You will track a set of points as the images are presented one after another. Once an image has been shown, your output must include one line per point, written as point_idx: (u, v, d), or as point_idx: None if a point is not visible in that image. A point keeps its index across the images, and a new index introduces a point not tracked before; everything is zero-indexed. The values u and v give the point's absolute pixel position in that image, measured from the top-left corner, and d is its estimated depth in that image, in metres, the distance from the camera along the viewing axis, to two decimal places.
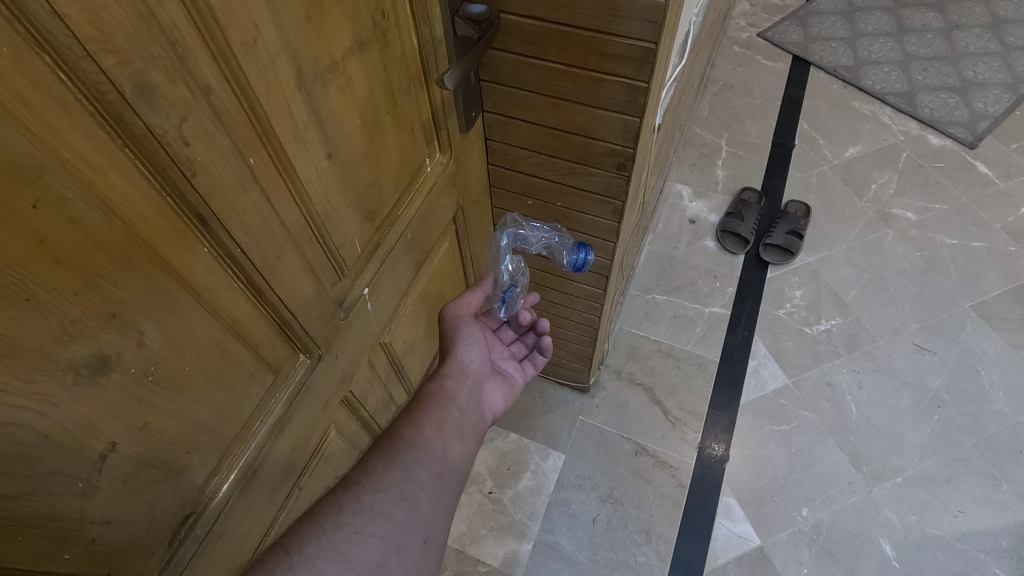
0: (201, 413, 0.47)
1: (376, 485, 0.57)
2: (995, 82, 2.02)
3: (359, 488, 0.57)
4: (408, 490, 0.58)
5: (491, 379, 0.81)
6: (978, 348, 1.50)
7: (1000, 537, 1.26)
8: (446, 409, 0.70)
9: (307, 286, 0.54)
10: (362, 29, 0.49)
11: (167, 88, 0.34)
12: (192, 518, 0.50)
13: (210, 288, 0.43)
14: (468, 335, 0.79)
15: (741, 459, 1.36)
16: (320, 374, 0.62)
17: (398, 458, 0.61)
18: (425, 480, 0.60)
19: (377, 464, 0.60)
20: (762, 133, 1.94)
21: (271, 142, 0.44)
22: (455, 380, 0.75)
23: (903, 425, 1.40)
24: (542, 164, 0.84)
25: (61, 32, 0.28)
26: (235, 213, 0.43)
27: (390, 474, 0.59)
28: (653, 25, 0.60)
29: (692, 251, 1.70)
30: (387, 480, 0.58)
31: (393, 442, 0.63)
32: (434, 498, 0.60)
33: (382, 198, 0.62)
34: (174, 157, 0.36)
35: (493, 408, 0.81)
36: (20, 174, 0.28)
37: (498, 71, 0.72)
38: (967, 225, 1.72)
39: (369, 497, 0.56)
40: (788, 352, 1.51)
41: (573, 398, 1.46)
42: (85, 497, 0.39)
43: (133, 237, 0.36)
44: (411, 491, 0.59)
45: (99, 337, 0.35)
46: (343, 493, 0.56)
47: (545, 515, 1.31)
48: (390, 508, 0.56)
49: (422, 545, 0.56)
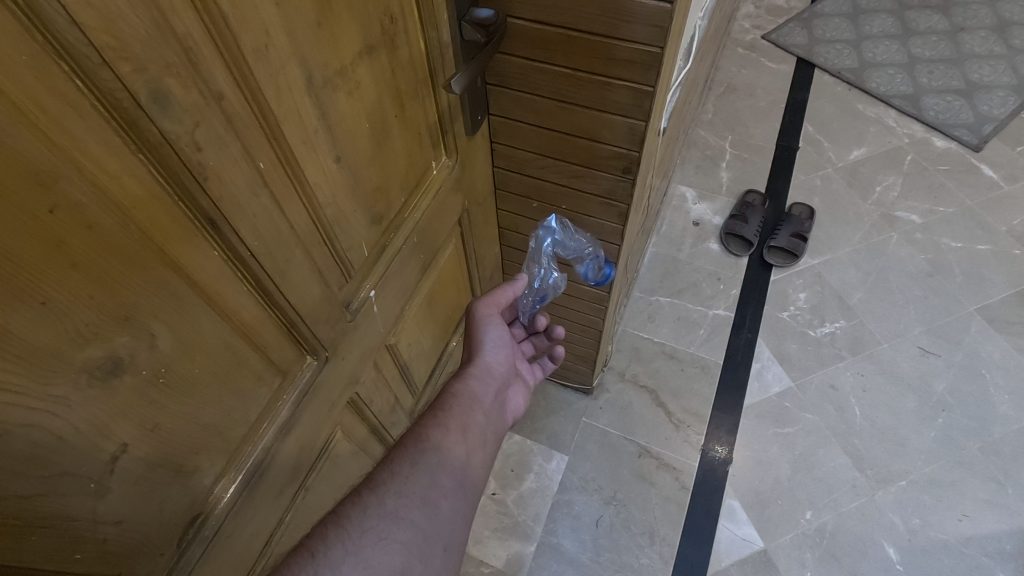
0: (210, 415, 0.47)
1: (401, 488, 0.58)
2: (1000, 85, 2.01)
3: (384, 490, 0.57)
4: (431, 496, 0.58)
5: (514, 383, 0.82)
6: (982, 351, 1.50)
7: (1005, 541, 1.26)
8: (472, 412, 0.70)
9: (315, 288, 0.55)
10: (371, 34, 0.50)
11: (181, 94, 0.34)
12: (200, 518, 0.51)
13: (221, 291, 0.44)
14: (494, 335, 0.80)
15: (745, 462, 1.36)
16: (327, 376, 0.62)
17: (423, 462, 0.61)
18: (449, 487, 0.60)
19: (403, 466, 0.60)
20: (767, 136, 1.94)
21: (280, 147, 0.44)
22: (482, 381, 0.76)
23: (907, 429, 1.39)
24: (547, 167, 0.84)
25: (79, 40, 0.28)
26: (245, 217, 0.43)
27: (415, 480, 0.59)
28: (659, 30, 0.60)
29: (696, 253, 1.70)
30: (411, 484, 0.58)
31: (418, 443, 0.63)
32: (456, 505, 0.60)
33: (389, 201, 0.63)
34: (187, 163, 0.36)
35: (514, 413, 0.81)
36: (37, 181, 0.29)
37: (504, 75, 0.72)
38: (972, 228, 1.71)
39: (393, 501, 0.56)
40: (792, 355, 1.51)
41: (576, 400, 1.46)
42: (97, 497, 0.39)
43: (146, 242, 0.36)
44: (433, 497, 0.58)
45: (113, 340, 0.36)
46: (367, 495, 0.56)
47: (549, 516, 1.31)
48: (414, 515, 0.56)
49: (444, 553, 0.56)
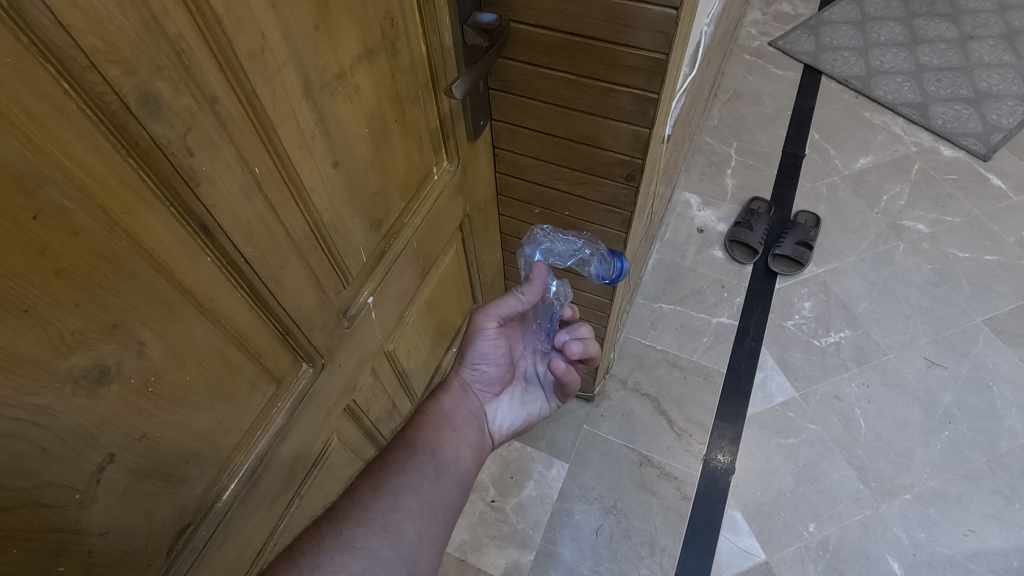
0: (201, 423, 0.46)
1: (362, 517, 0.58)
2: (1010, 94, 2.00)
3: (344, 521, 0.57)
4: (393, 521, 0.59)
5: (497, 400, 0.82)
6: (990, 363, 1.48)
7: (1011, 557, 1.23)
8: (442, 431, 0.71)
9: (312, 294, 0.54)
10: (371, 38, 0.49)
11: (172, 98, 0.34)
12: (191, 529, 0.50)
13: (212, 297, 0.43)
14: (480, 351, 0.79)
15: (747, 472, 1.34)
16: (323, 383, 0.61)
17: (387, 486, 0.62)
18: (413, 509, 0.61)
19: (364, 493, 0.61)
20: (773, 142, 1.93)
21: (276, 152, 0.43)
22: (453, 397, 0.77)
23: (912, 441, 1.38)
24: (549, 174, 0.83)
25: (65, 43, 0.27)
26: (238, 223, 0.42)
27: (376, 505, 0.60)
28: (664, 36, 0.59)
29: (700, 260, 1.68)
30: (373, 511, 0.59)
31: (384, 467, 0.64)
32: (421, 527, 0.60)
33: (388, 206, 0.62)
34: (179, 168, 0.36)
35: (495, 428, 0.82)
36: (20, 186, 0.28)
37: (507, 80, 0.72)
38: (980, 239, 1.69)
39: (350, 532, 0.56)
40: (796, 364, 1.49)
41: (578, 407, 1.45)
42: (82, 508, 0.39)
43: (136, 248, 0.35)
44: (396, 523, 0.59)
45: (99, 348, 0.35)
46: (326, 526, 0.57)
47: (548, 525, 1.30)
48: (373, 544, 0.56)
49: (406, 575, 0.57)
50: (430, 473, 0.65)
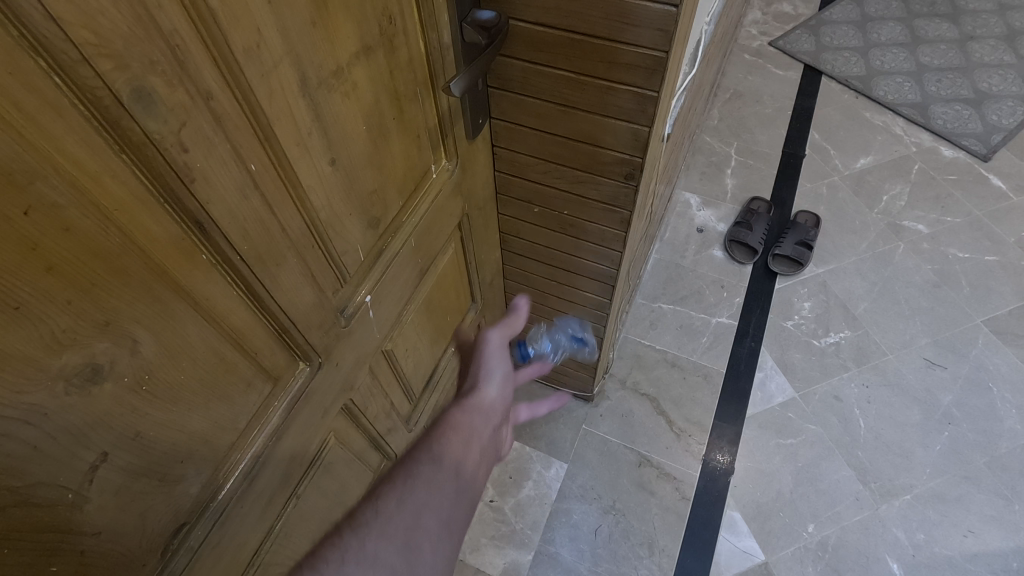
0: (196, 422, 0.46)
1: (382, 530, 0.57)
2: (1010, 94, 1.99)
3: (365, 532, 0.56)
4: (414, 538, 0.58)
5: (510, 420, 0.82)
6: (990, 364, 1.48)
7: (1010, 558, 1.23)
8: (467, 449, 0.70)
9: (308, 292, 0.53)
10: (369, 34, 0.48)
11: (166, 94, 0.33)
12: (186, 529, 0.49)
13: (208, 295, 0.42)
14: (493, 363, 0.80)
15: (747, 473, 1.34)
16: (320, 383, 0.61)
17: (410, 500, 0.61)
18: (431, 529, 0.60)
19: (387, 502, 0.60)
20: (773, 143, 1.93)
21: (271, 149, 0.43)
22: (479, 418, 0.74)
23: (912, 442, 1.37)
24: (550, 172, 0.83)
25: (56, 36, 0.27)
26: (233, 221, 0.42)
27: (395, 520, 0.58)
28: (663, 33, 0.59)
29: (700, 260, 1.68)
30: (393, 523, 0.58)
31: (408, 479, 0.63)
32: (436, 551, 0.59)
33: (386, 204, 0.62)
34: (172, 164, 0.35)
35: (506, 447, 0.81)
36: (10, 181, 0.27)
37: (506, 78, 0.71)
38: (980, 239, 1.69)
39: (372, 543, 0.56)
40: (795, 364, 1.49)
41: (577, 407, 1.45)
42: (74, 507, 0.38)
43: (129, 245, 0.35)
44: (416, 541, 0.58)
45: (91, 346, 0.35)
46: (348, 535, 0.56)
47: (546, 525, 1.29)
48: (389, 558, 0.56)
49: None
50: (450, 490, 0.64)
